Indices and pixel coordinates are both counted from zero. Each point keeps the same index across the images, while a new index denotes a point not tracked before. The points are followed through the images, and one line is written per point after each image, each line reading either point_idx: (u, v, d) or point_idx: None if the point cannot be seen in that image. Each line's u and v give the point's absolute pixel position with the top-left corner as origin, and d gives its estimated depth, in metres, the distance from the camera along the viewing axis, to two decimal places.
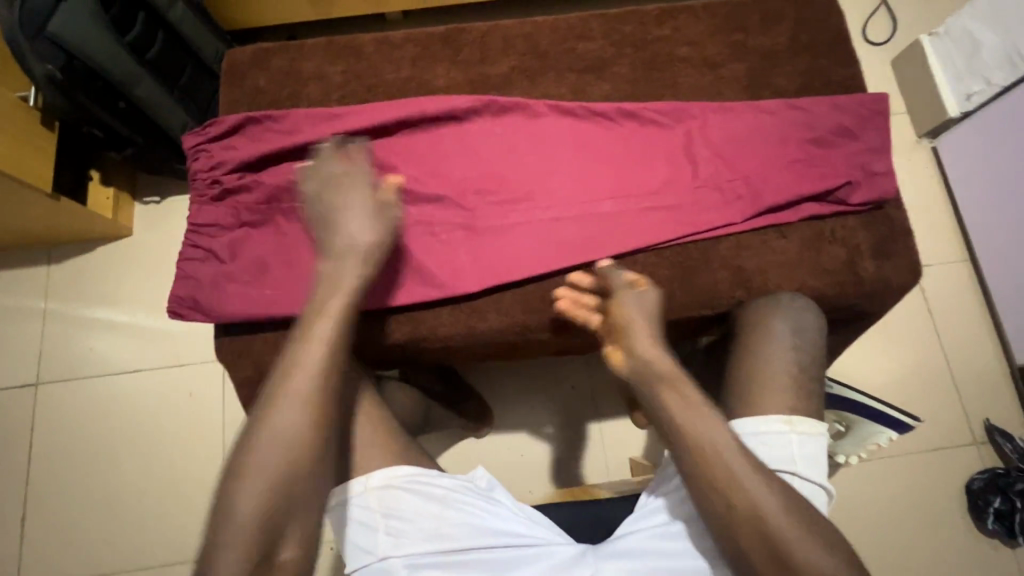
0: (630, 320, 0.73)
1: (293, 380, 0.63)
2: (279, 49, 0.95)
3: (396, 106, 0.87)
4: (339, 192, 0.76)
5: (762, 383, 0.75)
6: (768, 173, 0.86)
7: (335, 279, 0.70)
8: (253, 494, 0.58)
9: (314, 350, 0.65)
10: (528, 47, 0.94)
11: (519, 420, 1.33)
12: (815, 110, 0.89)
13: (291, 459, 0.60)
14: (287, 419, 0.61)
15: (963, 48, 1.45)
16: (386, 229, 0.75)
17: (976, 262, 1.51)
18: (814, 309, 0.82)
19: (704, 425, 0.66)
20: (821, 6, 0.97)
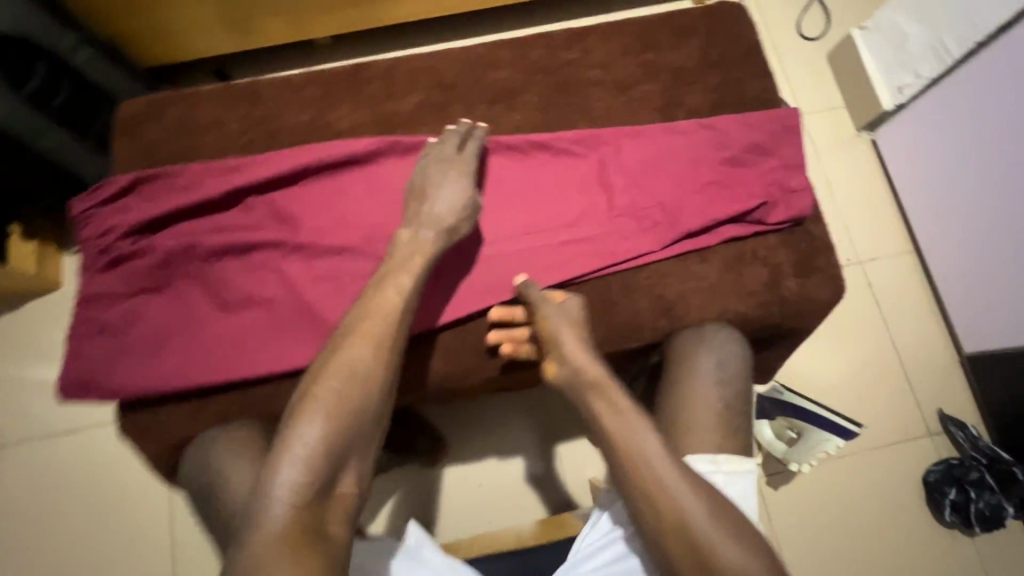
0: (556, 328, 0.73)
1: (359, 323, 0.68)
2: (174, 98, 0.90)
3: (298, 154, 0.84)
4: (438, 167, 0.81)
5: (687, 424, 0.74)
6: (684, 198, 0.85)
7: (418, 238, 0.76)
8: (315, 422, 0.61)
9: (386, 296, 0.70)
10: (434, 81, 0.91)
11: (470, 452, 1.30)
12: (727, 129, 0.88)
13: (350, 396, 0.64)
14: (354, 357, 0.65)
15: (892, 40, 1.43)
16: (471, 207, 0.80)
17: (920, 252, 1.51)
18: (739, 339, 0.82)
19: (633, 433, 0.66)
20: (732, 20, 0.96)
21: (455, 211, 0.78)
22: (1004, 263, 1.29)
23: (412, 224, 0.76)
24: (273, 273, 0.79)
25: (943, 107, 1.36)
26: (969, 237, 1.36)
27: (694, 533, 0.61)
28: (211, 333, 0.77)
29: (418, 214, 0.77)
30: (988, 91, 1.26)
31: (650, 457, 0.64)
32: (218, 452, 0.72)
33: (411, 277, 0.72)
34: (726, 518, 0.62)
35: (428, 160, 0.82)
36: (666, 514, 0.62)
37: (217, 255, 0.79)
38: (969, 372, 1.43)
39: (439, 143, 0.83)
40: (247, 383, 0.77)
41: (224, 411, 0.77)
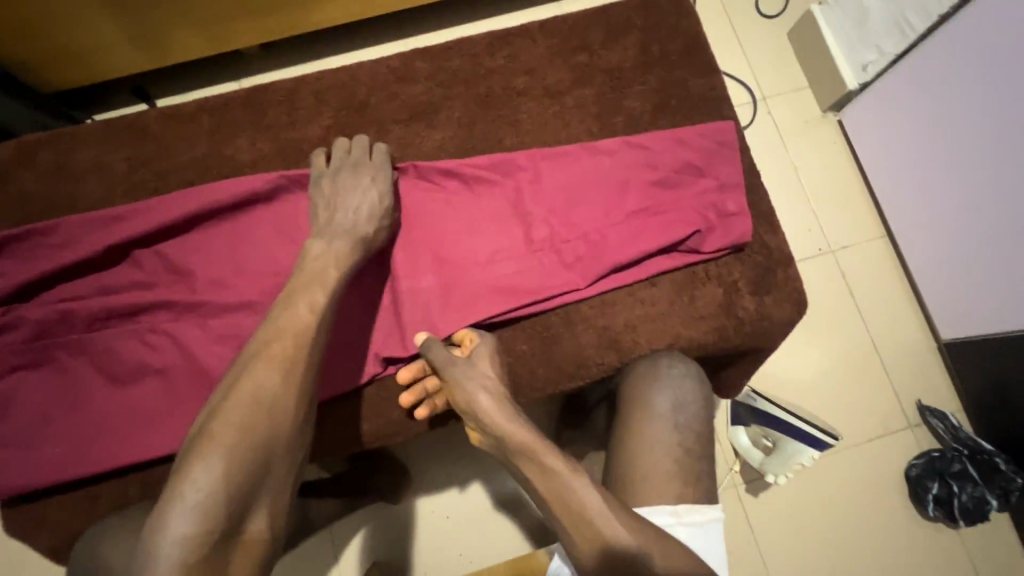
0: (468, 390, 0.65)
1: (260, 346, 0.58)
2: (47, 139, 0.79)
3: (187, 199, 0.74)
4: (346, 174, 0.74)
5: (642, 474, 0.67)
6: (607, 230, 0.77)
7: (327, 250, 0.68)
8: (214, 463, 0.50)
9: (295, 312, 0.61)
10: (342, 100, 0.82)
11: (427, 486, 1.13)
12: (658, 148, 0.80)
13: (254, 430, 0.53)
14: (261, 385, 0.55)
15: (852, 16, 1.34)
16: (385, 212, 0.74)
17: (892, 237, 1.45)
18: (697, 374, 0.74)
19: (572, 502, 0.58)
20: (671, 12, 0.87)
21: (366, 218, 0.71)
22: (984, 248, 1.22)
23: (321, 235, 0.69)
24: (165, 337, 0.70)
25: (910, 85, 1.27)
26: (940, 221, 1.30)
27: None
28: (98, 412, 0.68)
29: (324, 225, 0.70)
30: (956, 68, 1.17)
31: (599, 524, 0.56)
32: (104, 548, 0.61)
33: (323, 288, 0.64)
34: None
35: (327, 171, 0.75)
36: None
37: (101, 321, 0.70)
38: (946, 358, 1.38)
39: (339, 150, 0.76)
40: (145, 463, 0.68)
41: (119, 499, 0.68)
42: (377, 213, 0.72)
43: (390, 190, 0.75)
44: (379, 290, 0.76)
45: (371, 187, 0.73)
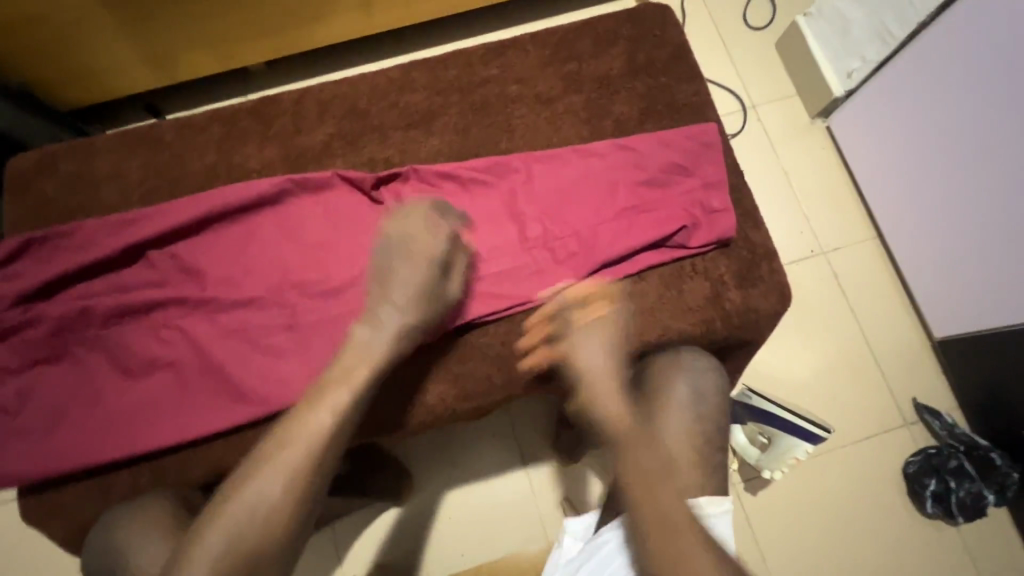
0: (574, 347, 0.69)
1: (285, 433, 0.62)
2: (66, 149, 0.84)
3: (198, 202, 0.78)
4: (402, 251, 0.73)
5: (670, 464, 0.65)
6: (598, 227, 0.81)
7: (367, 345, 0.68)
8: (199, 563, 0.56)
9: (329, 401, 0.63)
10: (345, 109, 0.86)
11: (433, 486, 1.15)
12: (643, 150, 0.84)
13: (238, 538, 0.57)
14: (260, 492, 0.58)
15: (836, 26, 1.37)
16: (433, 297, 0.72)
17: (883, 238, 1.47)
18: (717, 368, 0.75)
19: (660, 501, 0.61)
20: (655, 23, 0.92)
21: (411, 306, 0.70)
22: (972, 247, 1.25)
23: (367, 327, 0.69)
24: (177, 331, 0.74)
25: (891, 91, 1.31)
26: (927, 223, 1.33)
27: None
28: (113, 404, 0.71)
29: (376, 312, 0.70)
30: (935, 73, 1.21)
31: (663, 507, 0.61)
32: (124, 534, 0.65)
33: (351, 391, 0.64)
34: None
35: (387, 243, 0.74)
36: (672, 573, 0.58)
37: (116, 318, 0.74)
38: (940, 357, 1.39)
39: (404, 223, 0.74)
40: (156, 453, 0.72)
41: (132, 488, 0.71)
42: (423, 312, 0.71)
43: (442, 277, 0.73)
44: None
45: (422, 277, 0.71)
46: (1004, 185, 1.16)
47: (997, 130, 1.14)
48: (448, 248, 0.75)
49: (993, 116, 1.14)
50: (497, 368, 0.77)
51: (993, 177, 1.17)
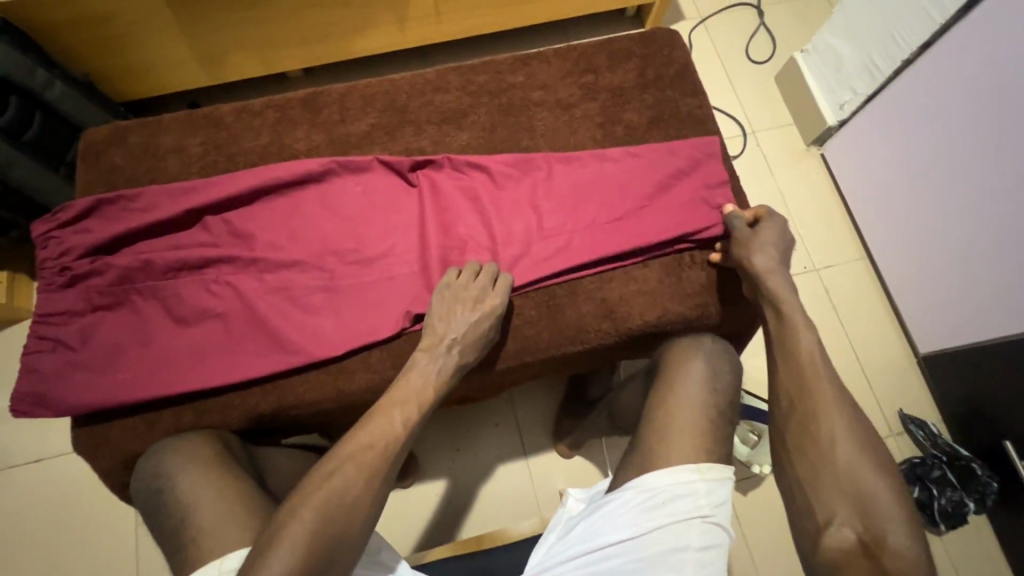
0: (750, 248, 0.82)
1: (384, 403, 0.73)
2: (137, 125, 0.95)
3: (251, 176, 0.88)
4: (466, 300, 0.81)
5: (673, 430, 0.77)
6: (608, 218, 0.90)
7: (430, 368, 0.76)
8: (311, 514, 0.62)
9: (423, 376, 0.76)
10: (385, 104, 0.97)
11: (440, 467, 1.25)
12: (651, 156, 0.94)
13: (343, 489, 0.65)
14: (344, 484, 0.66)
15: (831, 62, 1.48)
16: (488, 339, 0.81)
17: (872, 258, 1.54)
18: (728, 352, 0.87)
19: (818, 396, 0.70)
20: (666, 44, 1.03)
21: (471, 343, 0.79)
22: (966, 266, 1.28)
23: (429, 354, 0.77)
24: (227, 287, 0.83)
25: (888, 116, 1.38)
26: (920, 241, 1.38)
27: (837, 462, 0.65)
28: (165, 346, 0.79)
29: (436, 345, 0.78)
30: (929, 100, 1.27)
31: (814, 390, 0.70)
32: (171, 461, 0.73)
33: (421, 398, 0.74)
34: (868, 458, 0.65)
35: (449, 290, 0.82)
36: (809, 444, 0.68)
37: (171, 272, 0.83)
38: (925, 372, 1.44)
39: (467, 276, 0.83)
40: (200, 395, 0.79)
41: (174, 425, 0.78)
42: (479, 338, 0.80)
43: (499, 324, 0.82)
44: (408, 259, 0.87)
45: (479, 314, 0.80)
46: (993, 206, 1.20)
47: (986, 155, 1.19)
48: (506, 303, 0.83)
49: (956, 148, 1.25)
50: (508, 338, 0.85)
51: (982, 198, 1.22)
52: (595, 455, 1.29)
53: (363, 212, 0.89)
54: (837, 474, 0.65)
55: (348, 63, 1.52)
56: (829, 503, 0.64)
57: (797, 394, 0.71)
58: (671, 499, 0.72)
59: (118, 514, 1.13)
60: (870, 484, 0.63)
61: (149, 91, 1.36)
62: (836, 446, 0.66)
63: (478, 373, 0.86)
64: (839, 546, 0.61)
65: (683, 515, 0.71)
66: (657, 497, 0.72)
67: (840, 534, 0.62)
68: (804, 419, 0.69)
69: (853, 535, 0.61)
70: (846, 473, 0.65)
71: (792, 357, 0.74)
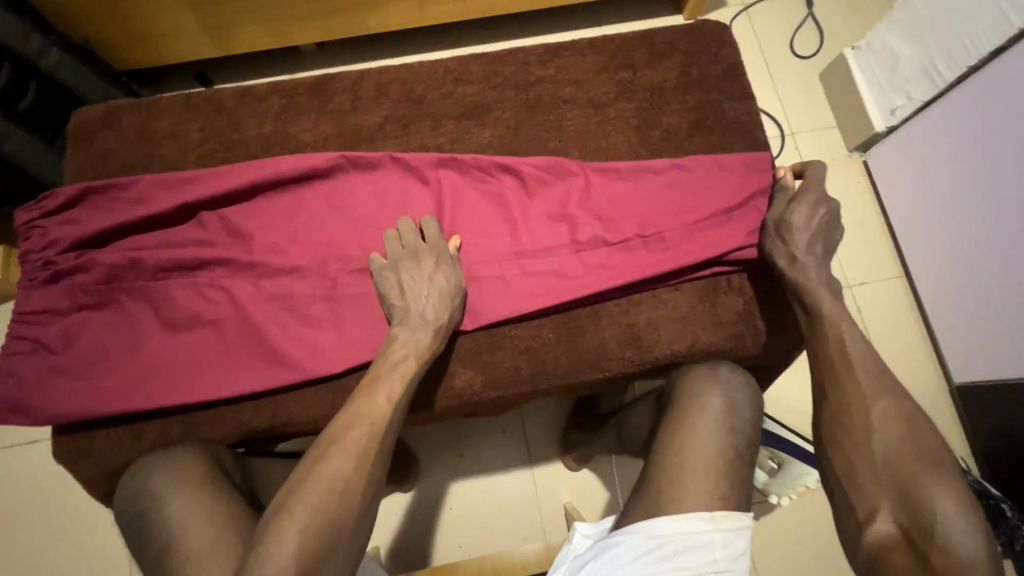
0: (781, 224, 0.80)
1: (365, 383, 0.68)
2: (132, 106, 0.88)
3: (253, 169, 0.81)
4: (404, 268, 0.76)
5: (688, 467, 0.70)
6: (644, 235, 0.82)
7: (407, 339, 0.71)
8: (298, 520, 0.57)
9: (403, 359, 0.70)
10: (401, 94, 0.88)
11: (443, 476, 1.20)
12: (696, 169, 0.85)
13: (334, 486, 0.60)
14: (335, 470, 0.61)
15: (885, 63, 1.33)
16: (455, 295, 0.76)
17: (911, 277, 1.38)
18: (752, 385, 0.78)
19: (867, 427, 0.63)
20: (713, 40, 0.93)
21: (434, 304, 0.74)
22: (1006, 295, 1.15)
23: (402, 329, 0.72)
24: (221, 292, 0.76)
25: (946, 126, 1.23)
26: (955, 266, 1.25)
27: (875, 455, 0.61)
28: (153, 353, 0.74)
29: (402, 322, 0.73)
30: (997, 111, 1.12)
31: (862, 427, 0.63)
32: (149, 475, 0.68)
33: (401, 376, 0.69)
34: (912, 451, 0.60)
35: (384, 265, 0.77)
36: (846, 441, 0.63)
37: (163, 272, 0.76)
38: (958, 402, 1.29)
39: (401, 244, 0.78)
40: (190, 407, 0.73)
41: (160, 439, 0.72)
42: (443, 292, 0.75)
43: (456, 279, 0.76)
44: None
45: (433, 274, 0.75)
46: None
47: None
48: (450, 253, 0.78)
49: (1004, 163, 1.12)
50: (523, 360, 0.78)
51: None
52: (604, 470, 1.23)
53: (374, 215, 0.82)
54: (908, 511, 0.58)
55: (365, 40, 1.41)
56: (868, 497, 0.60)
57: (843, 433, 0.64)
58: (681, 550, 0.65)
59: (102, 510, 1.08)
60: (915, 476, 0.59)
61: (152, 61, 1.27)
62: (874, 437, 0.62)
63: (488, 393, 0.78)
64: (880, 541, 0.58)
65: (695, 570, 0.64)
66: (665, 547, 0.65)
67: (881, 529, 0.58)
68: (860, 460, 0.62)
69: (895, 529, 0.58)
70: (883, 464, 0.60)
71: (839, 389, 0.66)
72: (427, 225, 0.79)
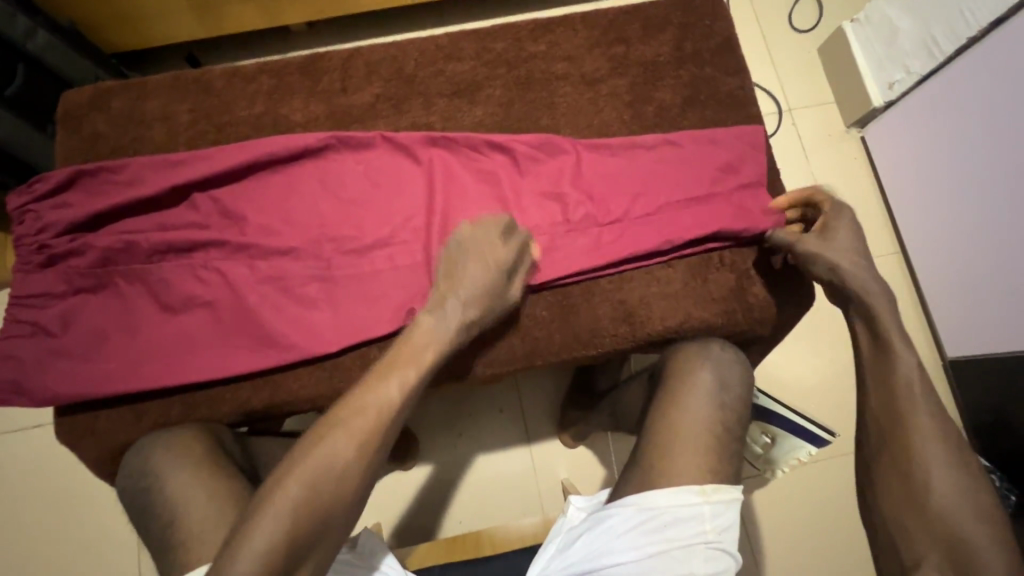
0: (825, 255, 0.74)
1: (382, 365, 0.67)
2: (120, 88, 0.87)
3: (242, 151, 0.80)
4: (475, 250, 0.74)
5: (677, 444, 0.72)
6: (635, 214, 0.82)
7: (433, 327, 0.70)
8: (295, 497, 0.58)
9: (419, 345, 0.69)
10: (392, 72, 0.87)
11: (441, 453, 1.22)
12: (690, 146, 0.85)
13: (332, 471, 0.60)
14: (334, 452, 0.61)
15: (883, 35, 1.31)
16: (500, 294, 0.74)
17: (906, 253, 1.37)
18: (741, 362, 0.80)
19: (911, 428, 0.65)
20: (708, 13, 0.92)
21: (475, 301, 0.72)
22: (1005, 269, 1.14)
23: (434, 312, 0.71)
24: (216, 274, 0.77)
25: (944, 99, 1.22)
26: (950, 243, 1.25)
27: (930, 508, 0.61)
28: (151, 334, 0.74)
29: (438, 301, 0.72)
30: (998, 85, 1.11)
31: (908, 424, 0.65)
32: (153, 455, 0.69)
33: (417, 367, 0.67)
34: (946, 456, 0.63)
35: (459, 241, 0.76)
36: (898, 484, 0.64)
37: (158, 255, 0.77)
38: (951, 377, 1.30)
39: (475, 228, 0.76)
40: (188, 388, 0.75)
41: (160, 420, 0.74)
42: (486, 289, 0.73)
43: (508, 280, 0.75)
44: (413, 249, 0.79)
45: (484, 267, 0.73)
46: None
47: None
48: (518, 252, 0.76)
49: (1005, 134, 1.11)
50: (517, 338, 0.79)
51: None
52: (600, 446, 1.25)
53: (366, 195, 0.81)
54: (927, 518, 0.61)
55: (356, 19, 1.39)
56: (914, 545, 0.61)
57: (889, 421, 0.67)
58: (672, 521, 0.67)
59: (106, 491, 1.10)
60: (966, 534, 0.59)
61: (141, 42, 1.25)
62: (931, 490, 0.62)
63: (483, 370, 0.79)
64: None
65: (685, 541, 0.66)
66: (657, 519, 0.67)
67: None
68: (898, 453, 0.65)
69: (929, 532, 0.61)
70: (937, 516, 0.61)
71: (882, 377, 0.69)
72: (498, 216, 0.78)
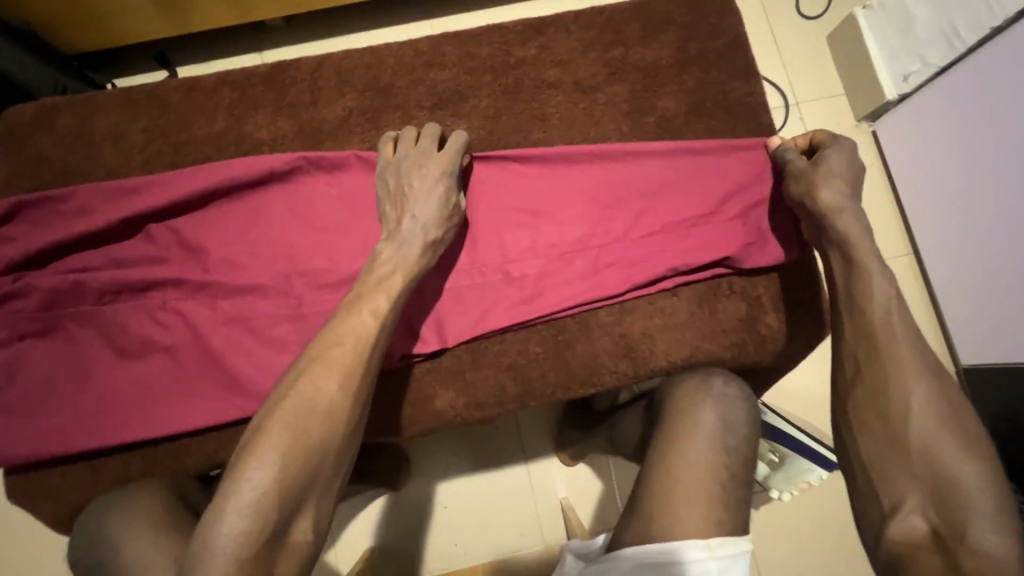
0: (809, 184, 0.68)
1: (350, 300, 0.62)
2: (66, 103, 0.79)
3: (202, 175, 0.73)
4: (411, 165, 0.70)
5: (678, 492, 0.64)
6: (634, 238, 0.75)
7: (400, 254, 0.66)
8: (280, 444, 0.52)
9: (394, 280, 0.64)
10: (367, 82, 0.79)
11: (434, 475, 1.16)
12: (695, 161, 0.77)
13: (319, 406, 0.54)
14: (317, 389, 0.55)
15: (897, 22, 1.22)
16: (456, 206, 0.71)
17: (919, 256, 1.30)
18: (749, 397, 0.72)
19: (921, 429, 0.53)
20: (714, 9, 0.83)
21: (434, 221, 0.68)
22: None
23: (391, 242, 0.67)
24: (176, 315, 0.70)
25: (962, 91, 1.13)
26: (966, 242, 1.17)
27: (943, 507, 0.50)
28: (105, 382, 0.68)
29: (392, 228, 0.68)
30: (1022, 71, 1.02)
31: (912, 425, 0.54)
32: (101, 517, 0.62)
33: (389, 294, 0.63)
34: None
35: (392, 161, 0.72)
36: (873, 420, 0.56)
37: (111, 295, 0.70)
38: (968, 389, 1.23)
39: (405, 142, 0.72)
40: (147, 441, 0.68)
41: (119, 475, 0.68)
42: (444, 207, 0.69)
43: (457, 187, 0.71)
44: None
45: (429, 179, 0.69)
46: None
47: None
48: (459, 155, 0.72)
49: None
50: (508, 378, 0.73)
51: None
52: (601, 465, 1.19)
53: (341, 221, 0.74)
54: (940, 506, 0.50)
55: (335, 14, 1.28)
56: (896, 485, 0.53)
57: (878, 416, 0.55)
58: None
59: None
60: (958, 476, 0.50)
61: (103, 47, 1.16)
62: (910, 418, 0.54)
63: (471, 413, 0.72)
64: (906, 538, 0.51)
65: None
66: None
67: (909, 523, 0.51)
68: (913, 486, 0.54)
69: (924, 523, 0.51)
70: None
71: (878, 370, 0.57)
72: (425, 127, 0.74)
